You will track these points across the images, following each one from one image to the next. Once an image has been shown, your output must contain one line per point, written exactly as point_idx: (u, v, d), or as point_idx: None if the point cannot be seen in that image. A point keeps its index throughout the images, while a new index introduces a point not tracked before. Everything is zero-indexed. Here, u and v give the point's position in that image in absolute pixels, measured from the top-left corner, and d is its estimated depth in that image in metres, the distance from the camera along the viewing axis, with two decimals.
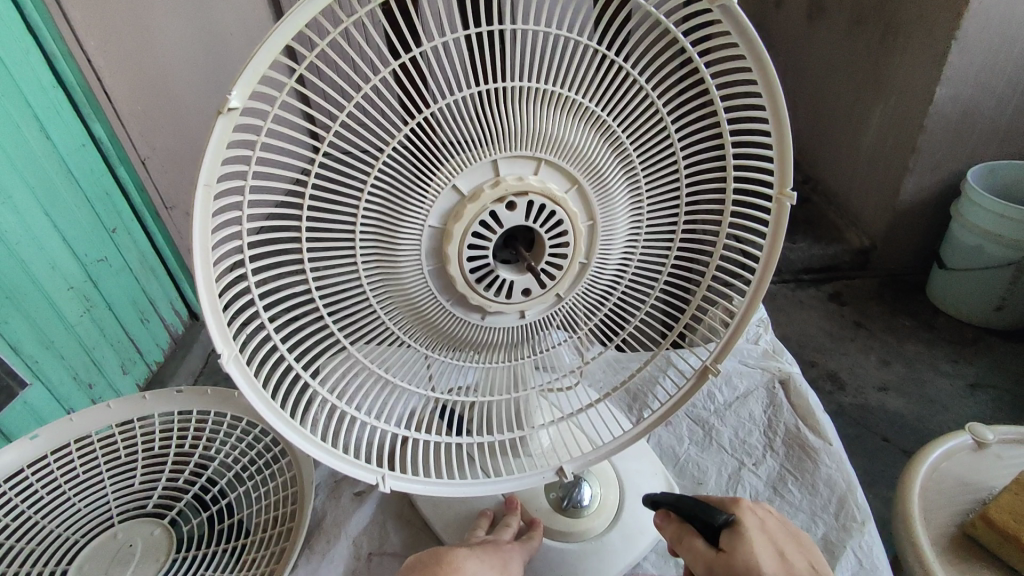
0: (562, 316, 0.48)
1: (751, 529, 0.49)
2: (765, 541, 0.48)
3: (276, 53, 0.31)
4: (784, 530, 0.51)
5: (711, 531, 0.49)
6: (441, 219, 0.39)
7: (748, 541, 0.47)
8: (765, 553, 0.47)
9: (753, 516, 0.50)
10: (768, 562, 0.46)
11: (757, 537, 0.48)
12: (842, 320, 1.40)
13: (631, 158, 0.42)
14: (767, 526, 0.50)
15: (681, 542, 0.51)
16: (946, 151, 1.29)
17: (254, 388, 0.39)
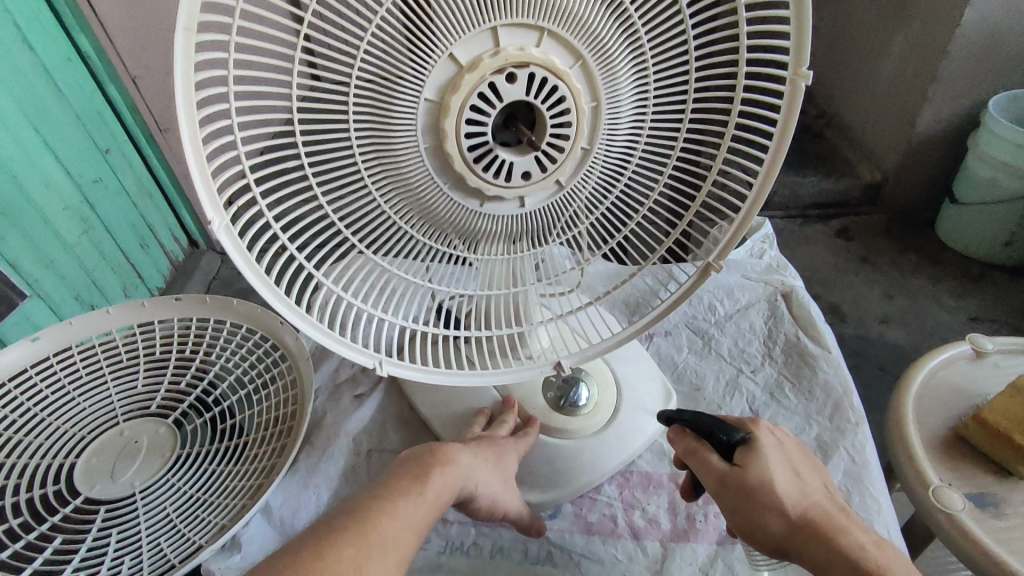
0: (563, 211, 0.47)
1: (767, 447, 0.51)
2: (778, 458, 0.51)
3: None
4: (797, 451, 0.53)
5: (727, 448, 0.51)
6: (437, 92, 0.37)
7: (763, 460, 0.50)
8: (781, 471, 0.50)
9: (770, 435, 0.52)
10: (781, 480, 0.49)
11: (772, 456, 0.50)
12: (848, 255, 1.38)
13: (639, 34, 0.40)
14: (783, 445, 0.52)
15: (692, 455, 0.53)
16: (968, 79, 1.24)
17: (249, 265, 0.39)
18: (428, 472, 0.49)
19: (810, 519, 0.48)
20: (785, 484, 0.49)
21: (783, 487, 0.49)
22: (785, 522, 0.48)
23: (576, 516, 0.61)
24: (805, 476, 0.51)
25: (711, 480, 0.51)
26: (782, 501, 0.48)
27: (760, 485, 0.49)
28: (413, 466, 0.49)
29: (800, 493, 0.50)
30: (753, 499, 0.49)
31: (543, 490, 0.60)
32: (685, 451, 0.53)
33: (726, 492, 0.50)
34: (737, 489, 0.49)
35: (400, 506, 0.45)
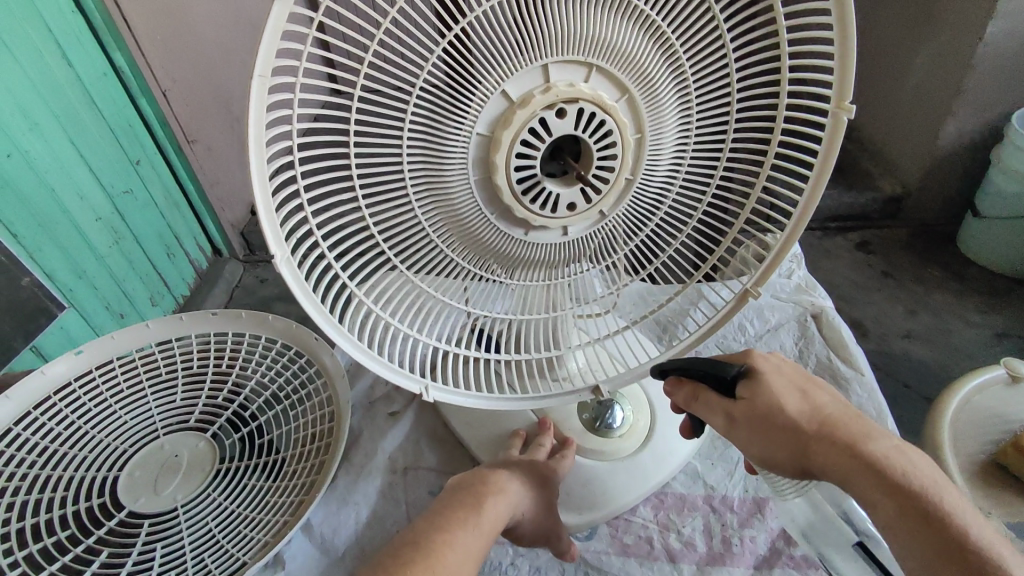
0: (601, 238, 0.48)
1: (767, 375, 0.50)
2: (781, 380, 0.50)
3: None
4: (797, 370, 0.52)
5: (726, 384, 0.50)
6: (489, 126, 0.38)
7: (765, 387, 0.49)
8: (785, 391, 0.49)
9: (765, 361, 0.51)
10: (786, 398, 0.49)
11: (772, 381, 0.50)
12: (869, 269, 1.38)
13: (685, 69, 0.41)
14: (782, 368, 0.51)
15: (694, 399, 0.52)
16: (992, 93, 1.24)
17: (306, 294, 0.40)
18: (481, 501, 0.50)
19: (824, 428, 0.47)
20: (791, 401, 0.49)
21: (792, 407, 0.48)
22: (801, 438, 0.47)
23: (611, 538, 0.62)
24: (809, 389, 0.50)
25: (720, 419, 0.51)
26: (791, 412, 0.48)
27: (767, 409, 0.48)
28: (466, 496, 0.51)
29: (809, 408, 0.49)
30: (765, 425, 0.49)
31: (580, 512, 0.60)
32: (687, 397, 0.52)
33: (737, 425, 0.50)
34: (748, 419, 0.49)
35: (458, 535, 0.46)
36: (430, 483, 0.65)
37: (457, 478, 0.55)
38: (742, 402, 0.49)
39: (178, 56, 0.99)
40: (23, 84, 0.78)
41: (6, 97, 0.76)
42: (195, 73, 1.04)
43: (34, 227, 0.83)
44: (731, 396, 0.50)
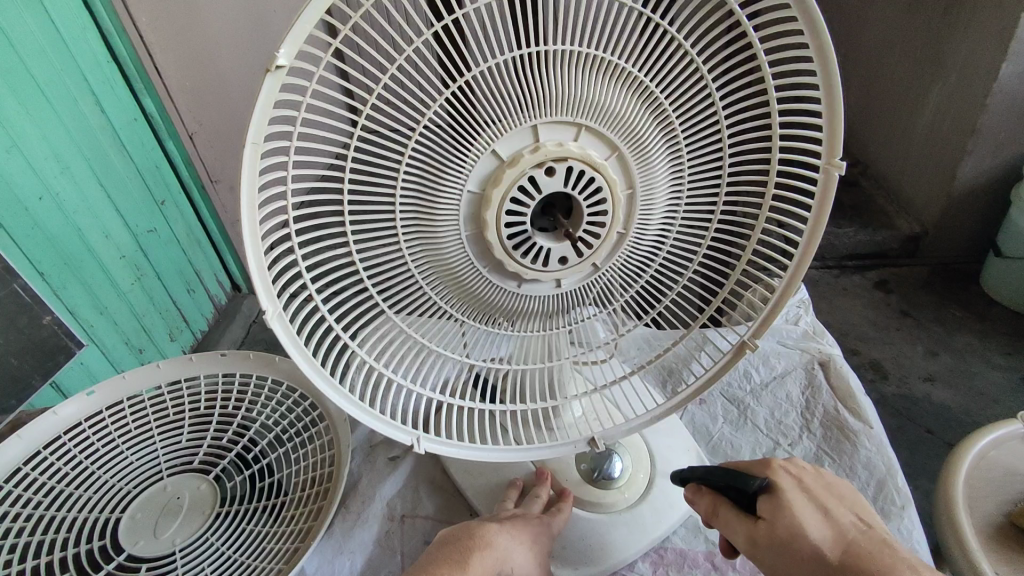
0: (598, 290, 0.49)
1: (789, 492, 0.49)
2: (805, 499, 0.49)
3: (319, 15, 0.32)
4: (818, 483, 0.51)
5: (748, 500, 0.49)
6: (479, 184, 0.39)
7: (788, 507, 0.48)
8: (808, 514, 0.48)
9: (787, 475, 0.51)
10: (811, 522, 0.47)
11: (796, 501, 0.48)
12: (888, 309, 1.35)
13: (675, 127, 0.41)
14: (802, 481, 0.51)
15: (717, 515, 0.52)
16: (1008, 133, 1.22)
17: (297, 347, 0.41)
18: (467, 556, 0.50)
19: (849, 561, 0.45)
20: (814, 526, 0.47)
21: (815, 533, 0.47)
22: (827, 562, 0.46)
23: None
24: (828, 509, 0.49)
25: (741, 539, 0.50)
26: (817, 539, 0.46)
27: (791, 533, 0.47)
28: (453, 551, 0.51)
29: (830, 531, 0.48)
30: (789, 552, 0.47)
31: (577, 567, 0.59)
32: (708, 511, 0.52)
33: (760, 549, 0.48)
34: (771, 544, 0.48)
35: None
36: (426, 531, 0.65)
37: (446, 531, 0.54)
38: (763, 523, 0.48)
39: (206, 101, 1.03)
40: (56, 128, 0.82)
41: (39, 141, 0.80)
42: (221, 119, 1.08)
43: (59, 265, 0.85)
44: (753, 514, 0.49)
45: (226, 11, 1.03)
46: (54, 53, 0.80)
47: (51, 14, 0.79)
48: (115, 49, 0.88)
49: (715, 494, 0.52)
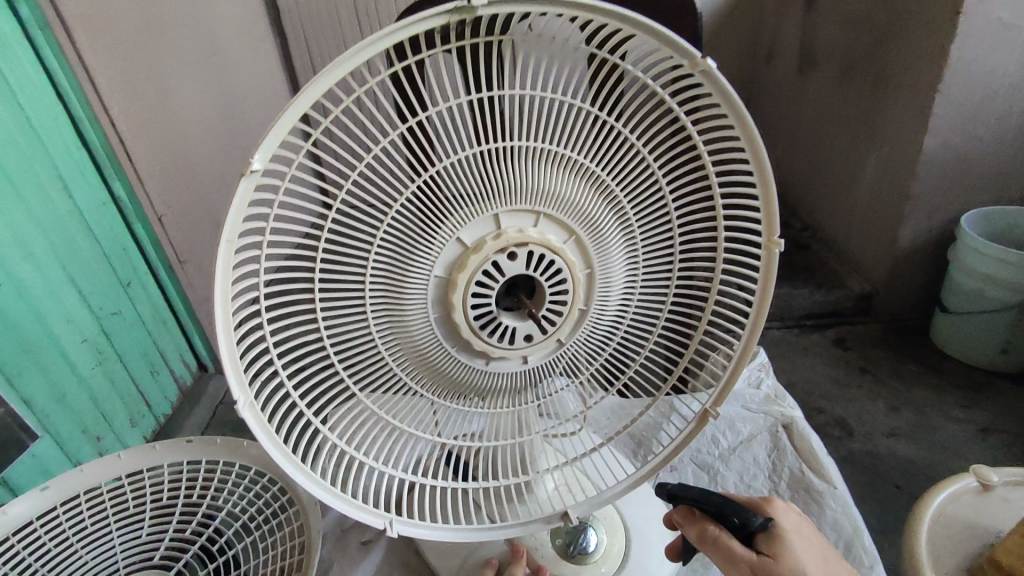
0: (564, 363, 0.51)
1: (789, 534, 0.50)
2: (800, 542, 0.50)
3: (293, 121, 0.35)
4: (806, 529, 0.53)
5: (751, 534, 0.49)
6: (446, 269, 0.42)
7: (790, 548, 0.49)
8: (806, 557, 0.49)
9: (785, 517, 0.52)
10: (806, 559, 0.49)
11: (795, 543, 0.49)
12: (847, 366, 1.40)
13: (626, 211, 0.45)
14: (796, 525, 0.52)
15: (710, 543, 0.51)
16: (941, 196, 1.32)
17: (266, 431, 0.40)
18: None
19: None
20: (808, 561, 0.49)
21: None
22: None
23: None
24: (813, 544, 0.51)
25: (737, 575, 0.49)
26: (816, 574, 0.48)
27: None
28: None
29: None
30: None
31: None
32: (700, 539, 0.51)
33: None
34: None
35: None
36: None
37: None
38: (766, 561, 0.48)
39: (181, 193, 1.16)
40: (23, 215, 0.83)
41: (5, 230, 0.80)
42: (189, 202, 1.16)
43: (19, 352, 0.83)
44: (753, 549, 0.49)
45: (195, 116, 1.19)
46: (29, 142, 0.83)
47: (25, 108, 0.82)
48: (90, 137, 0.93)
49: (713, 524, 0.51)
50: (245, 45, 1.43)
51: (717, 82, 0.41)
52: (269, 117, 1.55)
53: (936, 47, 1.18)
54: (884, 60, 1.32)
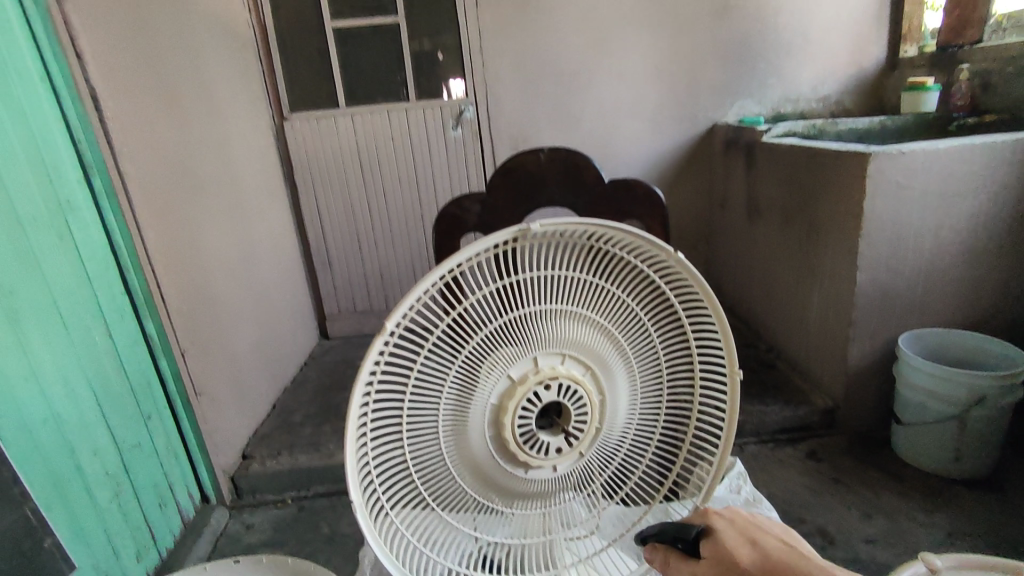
0: (584, 472, 0.64)
1: (721, 530, 0.60)
2: (735, 533, 0.59)
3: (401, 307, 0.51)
4: (749, 521, 0.61)
5: (692, 545, 0.60)
6: (498, 397, 0.57)
7: (720, 542, 0.58)
8: (736, 544, 0.58)
9: (722, 519, 0.61)
10: (744, 553, 0.57)
11: (727, 536, 0.59)
12: (821, 477, 1.51)
13: (625, 350, 0.61)
14: (735, 521, 0.61)
15: (672, 565, 0.61)
16: (878, 321, 1.53)
17: (367, 527, 0.53)
18: None
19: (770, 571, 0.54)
20: (745, 553, 0.57)
21: (741, 556, 0.56)
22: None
23: None
24: (760, 539, 0.58)
25: None
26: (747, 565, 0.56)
27: (724, 563, 0.56)
28: None
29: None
30: None
31: None
32: (665, 565, 0.62)
33: None
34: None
35: None
36: None
37: None
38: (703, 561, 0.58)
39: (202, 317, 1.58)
40: None
41: None
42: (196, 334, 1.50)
43: None
44: (697, 556, 0.59)
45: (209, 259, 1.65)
46: (88, 297, 1.19)
47: None
48: (135, 296, 1.33)
49: (667, 549, 0.62)
50: (240, 208, 1.87)
51: (689, 268, 0.58)
52: (261, 254, 1.99)
53: (851, 205, 1.46)
54: (815, 213, 1.62)
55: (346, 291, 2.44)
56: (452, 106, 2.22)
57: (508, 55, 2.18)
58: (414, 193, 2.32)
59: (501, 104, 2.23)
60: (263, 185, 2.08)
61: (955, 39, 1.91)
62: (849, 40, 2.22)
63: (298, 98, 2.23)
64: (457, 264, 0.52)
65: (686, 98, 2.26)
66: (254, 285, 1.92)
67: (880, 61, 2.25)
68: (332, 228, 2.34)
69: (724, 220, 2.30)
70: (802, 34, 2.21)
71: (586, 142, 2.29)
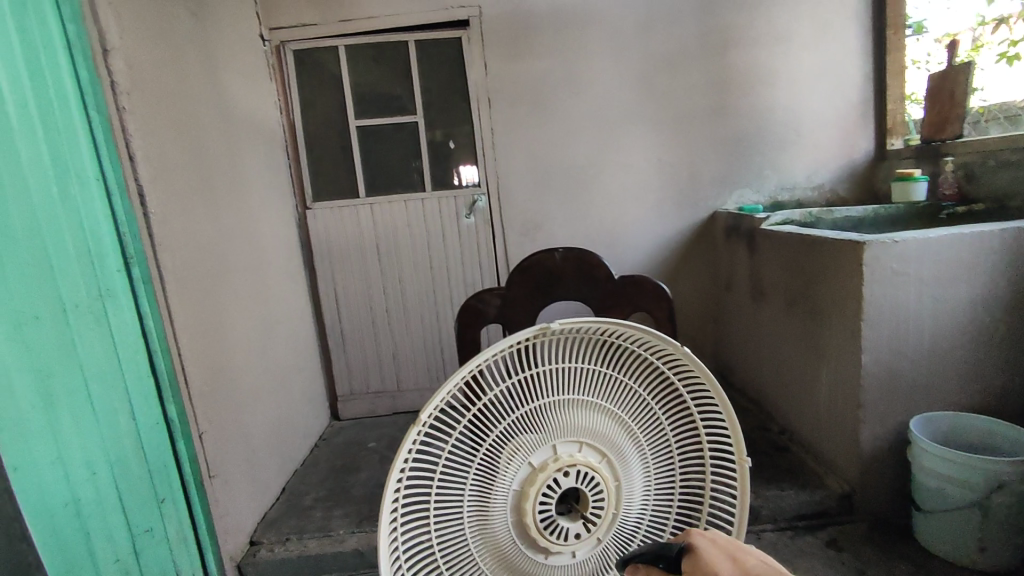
0: (602, 559, 0.66)
1: (702, 546, 0.56)
2: (717, 550, 0.55)
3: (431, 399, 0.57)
4: (734, 542, 0.57)
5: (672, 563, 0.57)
6: (520, 484, 0.60)
7: (699, 558, 0.55)
8: (716, 560, 0.54)
9: (704, 536, 0.58)
10: (725, 565, 0.53)
11: (707, 552, 0.55)
12: (844, 567, 1.47)
13: (638, 438, 0.65)
14: (718, 540, 0.57)
15: None
16: (887, 404, 1.54)
17: None
18: None
19: None
20: (726, 565, 0.53)
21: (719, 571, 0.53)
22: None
23: None
24: (742, 552, 0.55)
25: None
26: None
27: None
28: None
29: None
30: None
31: None
32: None
33: None
34: None
35: None
36: None
37: None
38: None
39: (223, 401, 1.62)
40: None
41: None
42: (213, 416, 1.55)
43: None
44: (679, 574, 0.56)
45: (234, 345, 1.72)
46: (118, 381, 1.23)
47: None
48: (160, 380, 1.37)
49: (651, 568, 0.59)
50: (263, 292, 1.96)
51: (697, 361, 0.63)
52: (280, 336, 2.06)
53: (850, 290, 1.52)
54: (816, 297, 1.68)
55: (360, 371, 2.47)
56: (466, 195, 2.35)
57: (519, 149, 2.34)
58: (428, 276, 2.41)
59: (512, 193, 2.36)
60: (285, 269, 2.17)
61: (937, 133, 2.04)
62: (839, 133, 2.36)
63: (322, 189, 2.38)
64: (483, 361, 0.57)
65: (687, 187, 2.39)
66: (272, 367, 1.96)
67: (869, 152, 2.38)
68: (348, 309, 2.42)
69: (726, 303, 2.38)
70: (793, 129, 2.36)
71: (593, 228, 2.40)
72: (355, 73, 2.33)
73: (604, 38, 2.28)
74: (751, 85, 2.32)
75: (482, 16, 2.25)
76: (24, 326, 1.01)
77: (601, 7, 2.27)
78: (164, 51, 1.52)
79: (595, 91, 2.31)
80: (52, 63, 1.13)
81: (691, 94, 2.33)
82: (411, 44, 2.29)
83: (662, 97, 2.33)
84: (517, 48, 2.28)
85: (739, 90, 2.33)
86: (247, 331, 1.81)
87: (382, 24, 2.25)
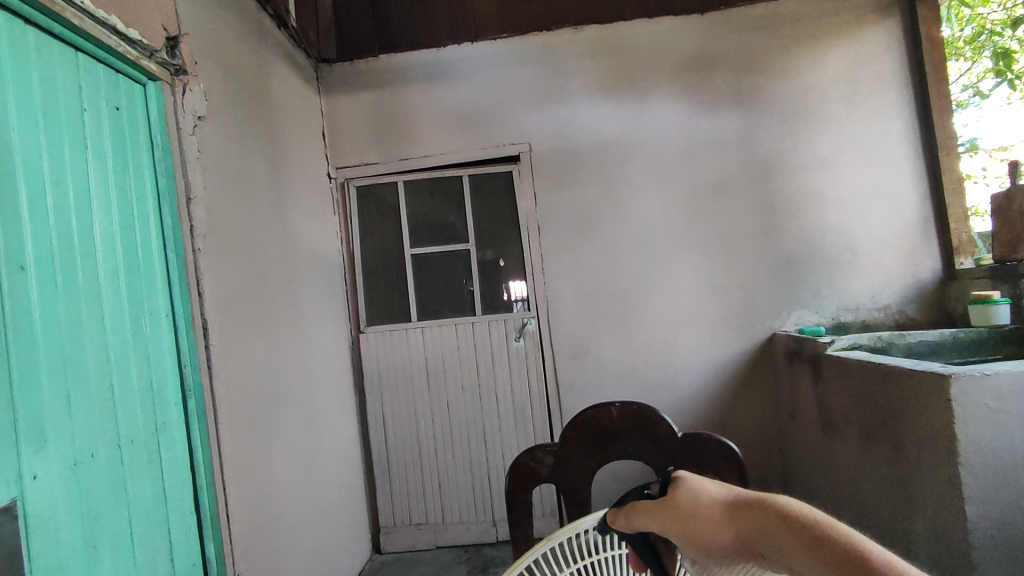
0: None
1: (692, 476, 0.49)
2: (708, 482, 0.48)
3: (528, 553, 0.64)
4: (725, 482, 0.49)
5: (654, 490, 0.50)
6: None
7: (688, 481, 0.48)
8: (706, 486, 0.47)
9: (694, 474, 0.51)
10: (712, 487, 0.47)
11: (697, 480, 0.48)
12: None
13: None
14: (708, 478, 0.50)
15: (631, 515, 0.51)
16: (1006, 566, 1.31)
17: None
18: None
19: (740, 506, 0.43)
20: (716, 488, 0.46)
21: (711, 492, 0.46)
22: (728, 521, 0.43)
23: None
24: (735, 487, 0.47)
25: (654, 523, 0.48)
26: (713, 497, 0.45)
27: (692, 498, 0.45)
28: None
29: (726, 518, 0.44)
30: (691, 519, 0.44)
31: None
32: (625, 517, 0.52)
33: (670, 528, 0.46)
34: (672, 512, 0.46)
35: None
36: None
37: None
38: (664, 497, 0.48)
39: (265, 539, 1.56)
40: None
41: None
42: (253, 557, 1.48)
43: None
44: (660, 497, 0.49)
45: (283, 480, 1.70)
46: (161, 520, 1.19)
47: None
48: (202, 517, 1.33)
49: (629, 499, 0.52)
50: (310, 419, 1.95)
51: None
52: (326, 465, 2.02)
53: (941, 427, 1.37)
54: (899, 434, 1.53)
55: (404, 502, 2.37)
56: (515, 319, 2.36)
57: (567, 274, 2.36)
58: (475, 401, 2.36)
59: (561, 317, 2.35)
60: (335, 394, 2.18)
61: (1012, 253, 1.93)
62: (901, 254, 2.28)
63: (375, 314, 2.45)
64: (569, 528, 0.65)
65: (742, 309, 2.32)
66: (314, 498, 1.90)
67: (937, 271, 2.27)
68: (395, 435, 2.38)
69: (794, 435, 2.20)
70: (850, 250, 2.30)
71: (645, 352, 2.33)
72: (411, 205, 2.47)
73: (649, 167, 2.36)
74: (802, 208, 2.31)
75: (531, 152, 2.40)
76: (79, 465, 1.00)
77: (644, 140, 2.37)
78: (240, 194, 1.65)
79: (642, 217, 2.35)
80: (141, 211, 1.23)
81: (739, 218, 2.33)
82: (464, 178, 2.44)
83: (709, 222, 2.34)
84: (564, 179, 2.38)
85: (789, 213, 2.32)
86: (294, 463, 1.78)
87: (437, 161, 2.42)
